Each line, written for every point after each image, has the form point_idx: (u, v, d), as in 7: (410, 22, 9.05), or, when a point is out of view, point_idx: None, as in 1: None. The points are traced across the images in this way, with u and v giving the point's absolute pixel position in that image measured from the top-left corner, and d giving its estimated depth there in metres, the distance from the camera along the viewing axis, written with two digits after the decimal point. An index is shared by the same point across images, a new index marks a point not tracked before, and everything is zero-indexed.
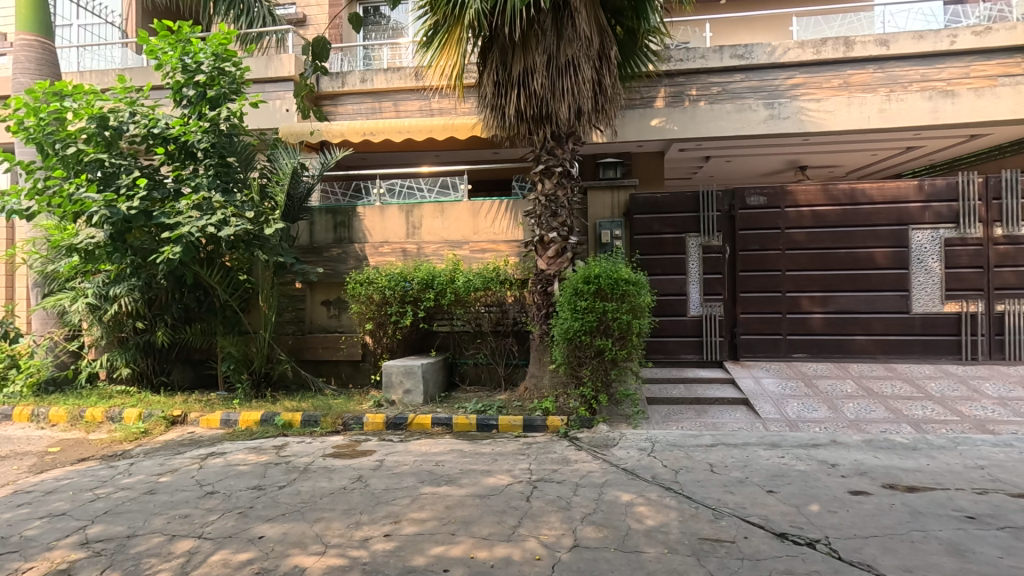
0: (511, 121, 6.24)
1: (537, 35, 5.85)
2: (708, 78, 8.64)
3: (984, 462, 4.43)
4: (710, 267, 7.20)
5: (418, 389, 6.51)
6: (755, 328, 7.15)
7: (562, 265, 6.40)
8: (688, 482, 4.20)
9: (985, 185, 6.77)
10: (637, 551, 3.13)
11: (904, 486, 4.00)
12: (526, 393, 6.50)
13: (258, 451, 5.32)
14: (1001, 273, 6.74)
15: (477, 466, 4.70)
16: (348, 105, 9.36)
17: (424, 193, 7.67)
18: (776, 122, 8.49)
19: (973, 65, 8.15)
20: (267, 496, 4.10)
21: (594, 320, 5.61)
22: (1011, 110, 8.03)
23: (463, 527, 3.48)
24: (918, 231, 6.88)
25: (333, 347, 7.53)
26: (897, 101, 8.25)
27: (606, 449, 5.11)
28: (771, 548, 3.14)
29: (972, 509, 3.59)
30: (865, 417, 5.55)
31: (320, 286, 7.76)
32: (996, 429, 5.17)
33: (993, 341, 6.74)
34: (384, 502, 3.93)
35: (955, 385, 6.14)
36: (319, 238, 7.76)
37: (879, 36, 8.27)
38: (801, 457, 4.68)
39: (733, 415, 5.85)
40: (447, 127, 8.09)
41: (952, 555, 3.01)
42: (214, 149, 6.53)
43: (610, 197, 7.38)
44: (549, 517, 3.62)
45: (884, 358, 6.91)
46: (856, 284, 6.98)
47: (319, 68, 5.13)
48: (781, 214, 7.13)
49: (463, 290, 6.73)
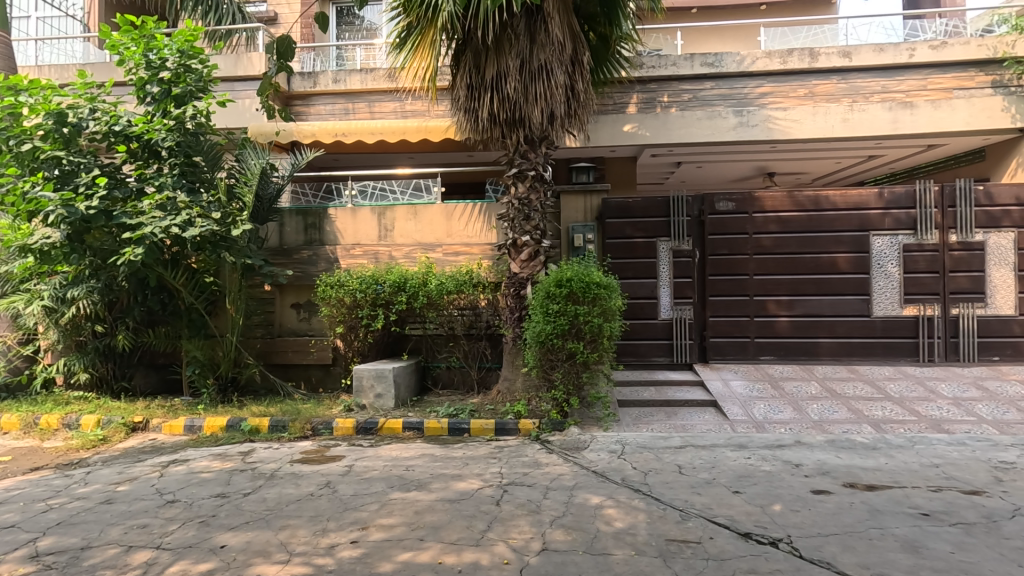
0: (484, 124, 6.25)
1: (511, 39, 5.87)
2: (680, 85, 8.80)
3: (938, 461, 4.59)
4: (680, 271, 7.31)
5: (389, 394, 6.43)
6: (723, 331, 7.28)
7: (535, 268, 6.44)
8: (656, 484, 4.26)
9: (940, 194, 7.03)
10: (605, 554, 3.15)
11: (863, 485, 4.12)
12: (499, 396, 6.49)
13: (223, 458, 5.19)
14: (955, 278, 7.01)
15: (448, 471, 4.67)
16: (320, 105, 9.25)
17: (397, 195, 7.64)
18: (745, 130, 8.69)
19: (929, 78, 8.47)
20: (231, 504, 4.00)
21: (566, 323, 5.63)
22: (966, 122, 8.36)
23: (431, 533, 3.45)
24: (878, 237, 7.12)
25: (303, 351, 7.42)
26: (859, 111, 8.52)
27: (577, 451, 5.14)
28: (736, 548, 3.19)
29: (927, 506, 3.71)
30: (828, 418, 5.70)
31: (290, 289, 7.61)
32: (951, 429, 5.36)
33: (948, 343, 7.00)
34: (351, 508, 3.88)
35: (913, 386, 6.36)
36: (288, 240, 7.63)
37: (842, 47, 8.53)
38: (767, 458, 4.78)
39: (702, 417, 5.94)
40: (420, 130, 8.07)
41: (907, 551, 3.10)
42: (179, 148, 6.38)
43: (583, 201, 7.45)
44: (518, 521, 3.61)
45: (846, 360, 7.11)
46: (820, 289, 7.18)
47: (282, 68, 4.85)
48: (748, 220, 7.28)
49: (435, 293, 6.70)
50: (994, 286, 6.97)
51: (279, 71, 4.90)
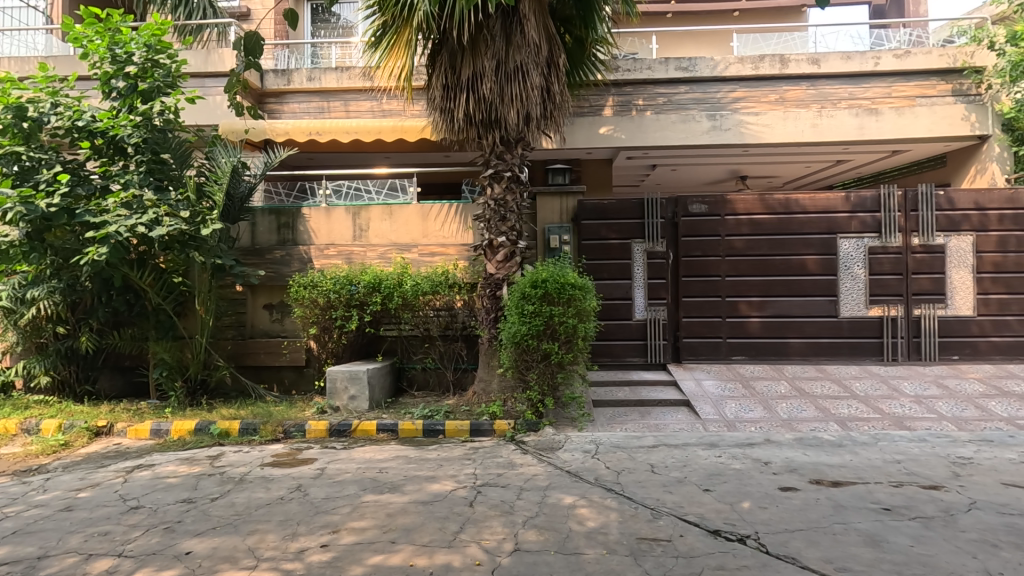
0: (460, 124, 6.24)
1: (486, 39, 5.88)
2: (655, 89, 8.91)
3: (900, 457, 4.73)
4: (654, 272, 7.40)
5: (363, 395, 6.37)
6: (696, 332, 7.39)
7: (511, 269, 6.44)
8: (629, 482, 4.30)
9: (903, 198, 7.27)
10: (577, 553, 3.17)
11: (829, 481, 4.23)
12: (474, 397, 6.48)
13: (190, 462, 5.07)
14: (918, 280, 7.23)
15: (422, 473, 4.64)
16: (293, 103, 9.12)
17: (372, 194, 7.57)
18: (718, 133, 8.83)
19: (894, 85, 8.73)
20: (197, 510, 3.91)
21: (541, 324, 5.65)
22: (929, 129, 8.64)
23: (403, 535, 3.43)
24: (846, 240, 7.30)
25: (275, 353, 7.30)
26: (828, 117, 8.74)
27: (551, 452, 5.16)
28: (705, 546, 3.24)
29: (889, 501, 3.83)
30: (796, 417, 5.83)
31: (262, 290, 7.47)
32: (912, 426, 5.53)
33: (910, 343, 7.22)
34: (323, 512, 3.83)
35: (878, 385, 6.54)
36: (261, 240, 7.50)
37: (811, 55, 8.76)
38: (737, 456, 4.87)
39: (675, 417, 6.02)
40: (396, 130, 8.03)
41: (869, 545, 3.19)
42: (147, 145, 6.22)
43: (559, 203, 7.49)
44: (491, 522, 3.61)
45: (814, 359, 7.28)
46: (790, 290, 7.34)
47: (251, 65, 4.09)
48: (720, 222, 7.41)
49: (411, 294, 6.66)
50: (954, 287, 7.21)
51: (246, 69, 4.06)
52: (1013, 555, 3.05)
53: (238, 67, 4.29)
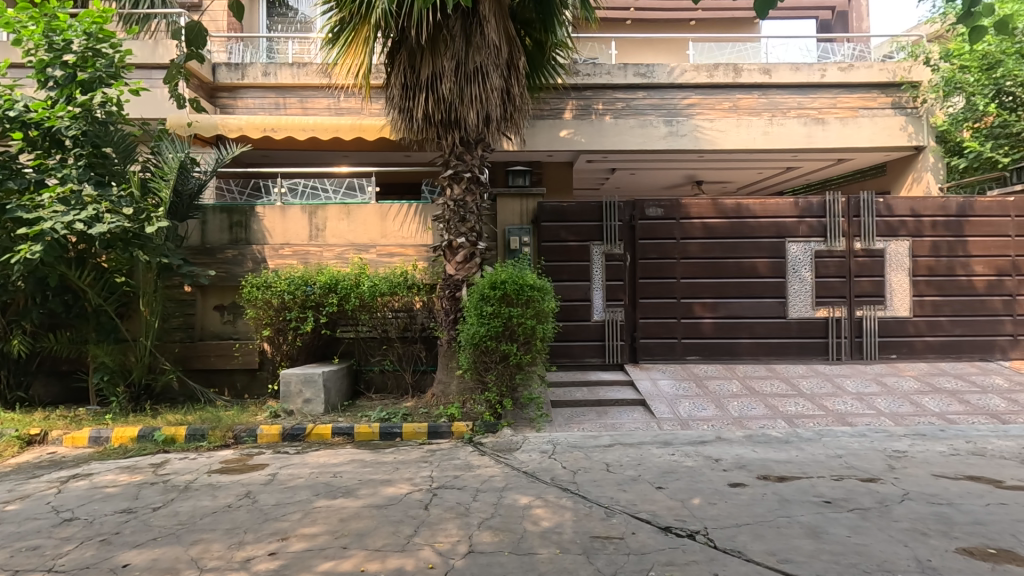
0: (418, 124, 6.18)
1: (446, 40, 5.86)
2: (614, 94, 9.05)
3: (842, 452, 4.95)
4: (613, 274, 7.51)
5: (318, 399, 6.23)
6: (653, 332, 7.53)
7: (470, 270, 6.42)
8: (584, 482, 4.35)
9: (847, 205, 7.62)
10: (531, 553, 3.18)
11: (775, 476, 4.38)
12: (433, 399, 6.44)
13: (131, 471, 4.84)
14: (860, 282, 7.58)
15: (377, 476, 4.57)
16: (248, 99, 8.86)
17: (328, 194, 7.43)
18: (675, 139, 9.05)
19: (839, 97, 9.14)
20: (137, 520, 3.74)
21: (499, 325, 5.66)
22: (870, 139, 9.09)
23: (355, 540, 3.37)
24: (794, 244, 7.60)
25: (226, 356, 7.07)
26: (778, 125, 9.07)
27: (508, 453, 5.16)
28: (656, 542, 3.30)
29: (830, 494, 4.00)
30: (747, 414, 6.02)
31: (212, 290, 7.21)
32: (853, 422, 5.79)
33: (853, 343, 7.56)
34: (272, 519, 3.72)
35: (823, 383, 6.82)
36: (211, 239, 7.24)
37: (763, 65, 9.08)
38: (689, 454, 4.99)
39: (631, 416, 6.12)
40: (354, 128, 7.92)
41: (810, 537, 3.32)
42: (86, 138, 5.92)
43: (519, 205, 7.53)
44: (446, 524, 3.59)
45: (764, 359, 7.54)
46: (742, 292, 7.57)
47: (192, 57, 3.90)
48: (676, 225, 7.59)
49: (368, 295, 6.55)
50: (893, 289, 7.59)
51: (188, 59, 3.90)
52: (940, 542, 3.23)
53: (177, 56, 4.04)
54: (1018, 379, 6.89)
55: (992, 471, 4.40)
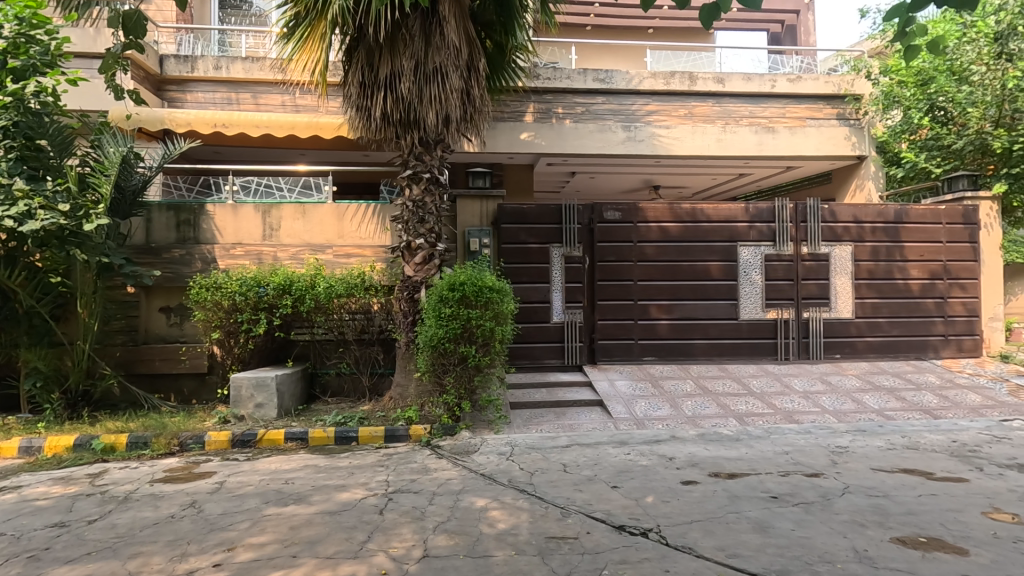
0: (377, 123, 6.10)
1: (405, 39, 5.80)
2: (573, 98, 9.15)
3: (788, 448, 5.14)
4: (572, 276, 7.59)
5: (271, 403, 6.04)
6: (611, 334, 7.64)
7: (429, 272, 6.36)
8: (541, 483, 4.37)
9: (794, 211, 7.93)
10: (486, 556, 3.17)
11: (725, 473, 4.51)
12: (390, 402, 6.34)
13: (66, 482, 4.58)
14: (807, 285, 7.90)
15: (331, 482, 4.46)
16: (198, 92, 8.54)
17: (284, 192, 7.20)
18: (632, 144, 9.24)
19: (788, 107, 9.52)
20: (70, 534, 3.54)
21: (457, 327, 5.63)
22: (816, 148, 9.51)
23: (306, 548, 3.28)
24: (745, 248, 7.86)
25: (172, 360, 6.79)
26: (731, 133, 9.39)
27: (466, 455, 5.13)
28: (610, 541, 3.34)
29: (776, 489, 4.14)
30: (700, 413, 6.19)
31: (158, 291, 6.91)
32: (800, 419, 6.03)
33: (800, 343, 7.86)
34: (218, 529, 3.58)
35: (772, 382, 7.07)
36: (157, 238, 6.94)
37: (717, 74, 9.35)
38: (644, 453, 5.08)
39: (589, 416, 6.20)
40: (310, 126, 7.74)
41: (757, 532, 3.43)
42: (17, 130, 5.56)
43: (478, 206, 7.54)
44: (401, 529, 3.53)
45: (717, 359, 7.76)
46: (696, 294, 7.77)
47: (131, 46, 3.73)
48: (633, 228, 7.73)
49: (324, 297, 6.40)
50: (837, 292, 7.95)
51: (126, 49, 3.73)
52: (877, 533, 3.39)
53: (113, 45, 3.83)
54: (949, 377, 7.32)
55: (924, 464, 4.65)
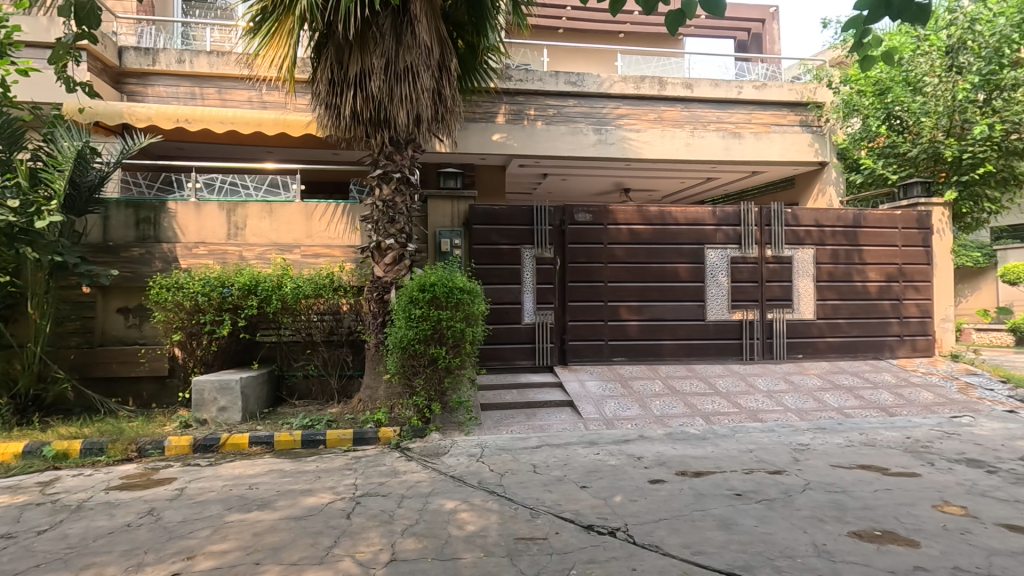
0: (346, 122, 6.01)
1: (375, 36, 5.73)
2: (545, 100, 9.20)
3: (753, 446, 5.27)
4: (543, 277, 7.62)
5: (235, 406, 5.89)
6: (581, 335, 7.70)
7: (399, 272, 6.30)
8: (511, 484, 4.37)
9: (759, 214, 8.14)
10: (454, 558, 3.15)
11: (692, 472, 4.59)
12: (359, 405, 6.26)
13: (14, 491, 4.36)
14: (771, 287, 8.10)
15: (297, 486, 4.37)
16: (159, 86, 8.29)
17: (249, 190, 7.03)
18: (604, 147, 9.34)
19: (754, 113, 9.76)
20: (17, 546, 3.37)
21: (427, 328, 5.59)
22: (780, 154, 9.77)
23: (270, 555, 3.20)
24: (712, 250, 8.02)
25: (130, 362, 6.55)
26: (699, 137, 9.57)
27: (436, 457, 5.10)
28: (578, 541, 3.36)
29: (740, 487, 4.24)
30: (668, 413, 6.28)
31: (115, 291, 6.67)
32: (763, 418, 6.18)
33: (764, 343, 8.06)
34: (177, 537, 3.47)
35: (737, 381, 7.24)
36: (115, 236, 6.69)
37: (686, 79, 9.53)
38: (613, 453, 5.13)
39: (559, 417, 6.23)
40: (277, 123, 7.59)
41: (721, 528, 3.50)
42: None
43: (450, 207, 7.51)
44: (368, 533, 3.48)
45: (685, 360, 7.89)
46: (665, 296, 7.90)
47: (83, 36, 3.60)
48: (603, 230, 7.81)
49: (291, 297, 6.27)
50: (799, 294, 8.18)
51: (78, 39, 3.57)
52: (835, 527, 3.49)
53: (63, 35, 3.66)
54: (903, 375, 7.61)
55: (880, 460, 4.83)
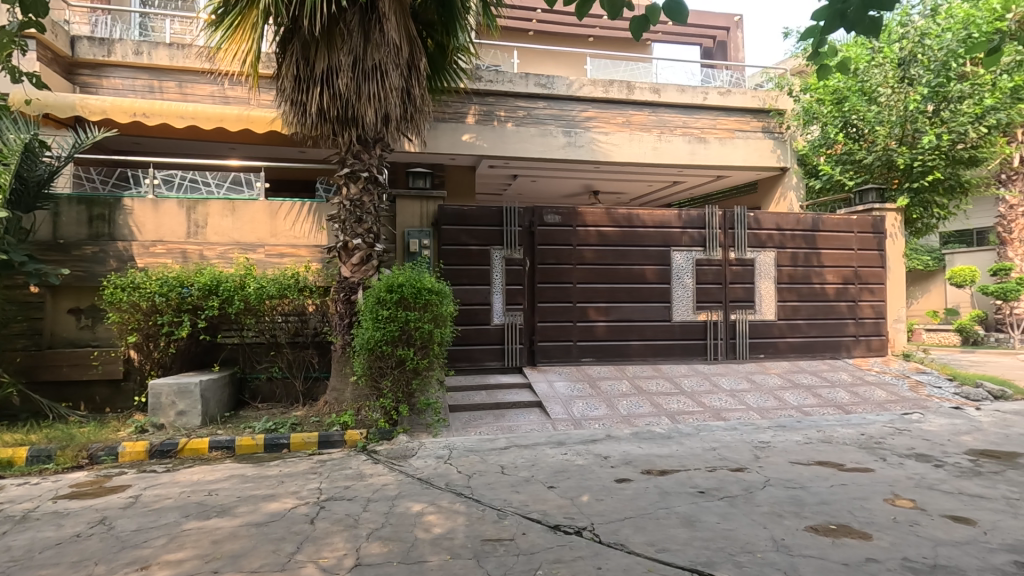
0: (312, 119, 5.90)
1: (343, 33, 5.64)
2: (515, 102, 9.22)
3: (716, 445, 5.39)
4: (512, 278, 7.62)
5: (194, 410, 5.70)
6: (550, 336, 7.73)
7: (367, 273, 6.22)
8: (479, 486, 4.36)
9: (723, 218, 8.34)
10: (420, 562, 3.12)
11: (657, 470, 4.66)
12: (326, 407, 6.15)
13: None
14: (734, 289, 8.31)
15: (259, 492, 4.27)
16: (115, 78, 7.99)
17: (210, 188, 6.83)
18: (573, 149, 9.41)
19: (718, 119, 10.00)
20: None
21: (395, 329, 5.53)
22: (744, 159, 10.02)
23: (229, 562, 3.12)
24: (678, 253, 8.18)
25: (82, 365, 6.24)
26: (666, 142, 9.74)
27: (403, 460, 5.05)
28: (545, 541, 3.38)
29: (704, 484, 4.32)
30: (634, 413, 6.37)
31: (66, 292, 6.38)
32: (726, 417, 6.33)
33: (728, 343, 8.25)
34: (131, 546, 3.34)
35: (701, 381, 7.39)
36: (65, 233, 6.39)
37: (653, 84, 9.69)
38: (580, 453, 5.17)
39: (528, 418, 6.25)
40: (241, 119, 7.41)
41: (685, 526, 3.56)
42: None
43: (419, 207, 7.45)
44: (332, 538, 3.42)
45: (651, 360, 8.01)
46: (632, 297, 8.01)
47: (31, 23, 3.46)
48: (572, 232, 7.88)
49: (254, 298, 6.12)
50: (761, 296, 8.41)
51: (25, 28, 3.43)
52: (793, 522, 3.60)
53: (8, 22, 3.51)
54: (859, 374, 7.90)
55: (837, 456, 5.00)
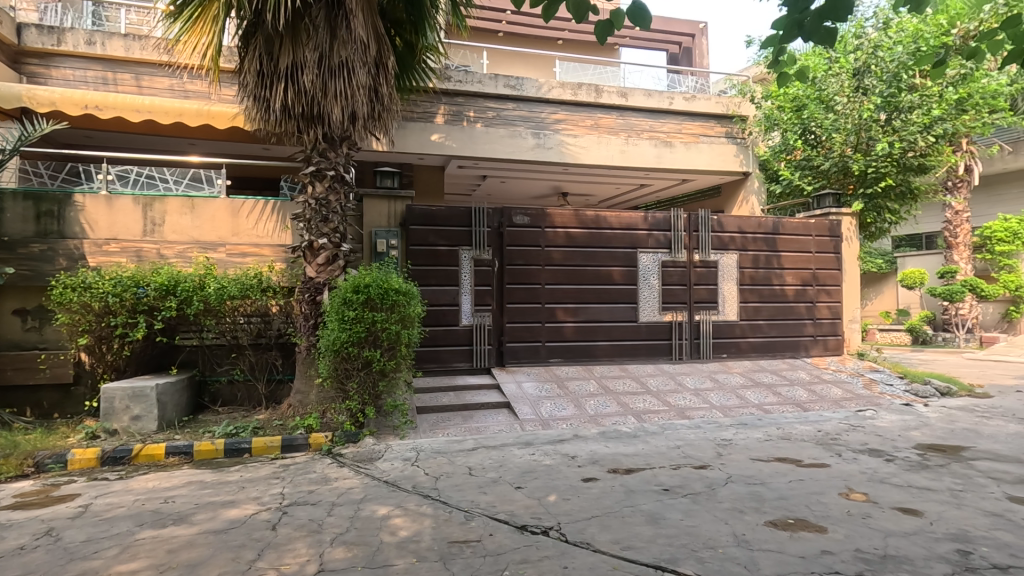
0: (277, 115, 5.76)
1: (308, 29, 5.53)
2: (484, 102, 9.21)
3: (680, 443, 5.49)
4: (481, 279, 7.61)
5: (150, 415, 5.50)
6: (519, 336, 7.75)
7: (332, 273, 6.11)
8: (446, 487, 4.33)
9: (688, 221, 8.51)
10: (386, 566, 3.08)
11: (623, 469, 4.72)
12: (290, 410, 6.01)
13: None
14: (699, 290, 8.49)
15: (218, 498, 4.14)
16: (65, 68, 7.66)
17: (168, 184, 6.60)
18: (542, 151, 9.46)
19: (684, 124, 10.20)
20: None
21: (361, 330, 5.45)
22: (708, 163, 10.25)
23: (185, 572, 3.01)
24: (644, 254, 8.31)
25: (28, 369, 5.96)
26: (633, 145, 9.90)
27: (369, 463, 4.98)
28: (512, 541, 3.38)
29: (668, 482, 4.40)
30: (601, 412, 6.44)
31: (11, 292, 6.07)
32: (691, 415, 6.46)
33: (693, 343, 8.42)
34: (80, 558, 3.19)
35: (666, 380, 7.52)
36: (10, 231, 6.08)
37: (621, 88, 9.81)
38: (548, 453, 5.19)
39: (496, 418, 6.24)
40: (200, 114, 7.18)
41: (650, 523, 3.62)
42: None
43: (386, 206, 7.37)
44: (295, 544, 3.35)
45: (618, 360, 8.12)
46: (600, 298, 8.10)
47: None
48: (541, 233, 7.92)
49: (215, 298, 5.94)
50: (724, 297, 8.62)
51: None
52: (753, 518, 3.70)
53: None
54: (816, 373, 8.18)
55: (795, 453, 5.16)
